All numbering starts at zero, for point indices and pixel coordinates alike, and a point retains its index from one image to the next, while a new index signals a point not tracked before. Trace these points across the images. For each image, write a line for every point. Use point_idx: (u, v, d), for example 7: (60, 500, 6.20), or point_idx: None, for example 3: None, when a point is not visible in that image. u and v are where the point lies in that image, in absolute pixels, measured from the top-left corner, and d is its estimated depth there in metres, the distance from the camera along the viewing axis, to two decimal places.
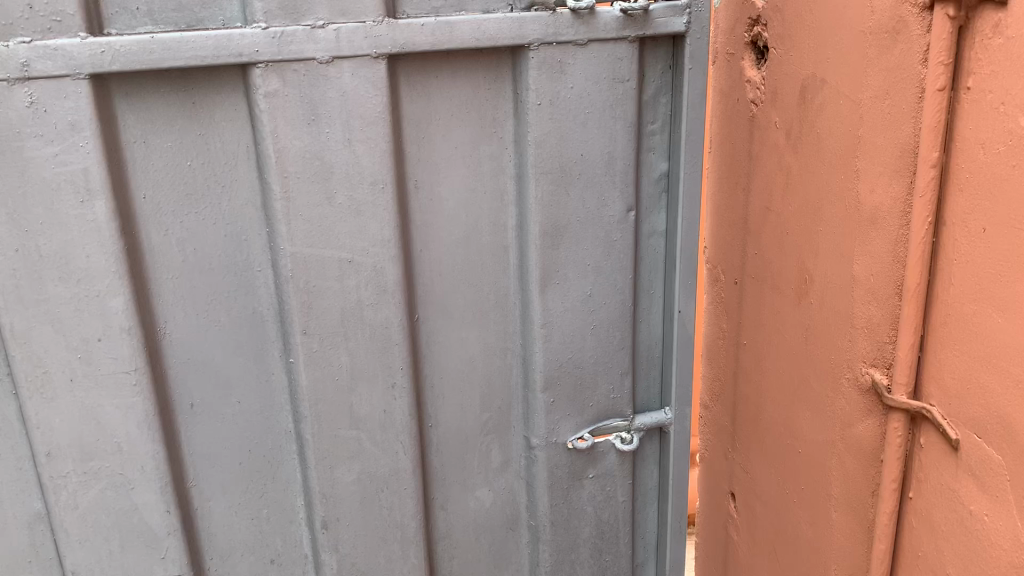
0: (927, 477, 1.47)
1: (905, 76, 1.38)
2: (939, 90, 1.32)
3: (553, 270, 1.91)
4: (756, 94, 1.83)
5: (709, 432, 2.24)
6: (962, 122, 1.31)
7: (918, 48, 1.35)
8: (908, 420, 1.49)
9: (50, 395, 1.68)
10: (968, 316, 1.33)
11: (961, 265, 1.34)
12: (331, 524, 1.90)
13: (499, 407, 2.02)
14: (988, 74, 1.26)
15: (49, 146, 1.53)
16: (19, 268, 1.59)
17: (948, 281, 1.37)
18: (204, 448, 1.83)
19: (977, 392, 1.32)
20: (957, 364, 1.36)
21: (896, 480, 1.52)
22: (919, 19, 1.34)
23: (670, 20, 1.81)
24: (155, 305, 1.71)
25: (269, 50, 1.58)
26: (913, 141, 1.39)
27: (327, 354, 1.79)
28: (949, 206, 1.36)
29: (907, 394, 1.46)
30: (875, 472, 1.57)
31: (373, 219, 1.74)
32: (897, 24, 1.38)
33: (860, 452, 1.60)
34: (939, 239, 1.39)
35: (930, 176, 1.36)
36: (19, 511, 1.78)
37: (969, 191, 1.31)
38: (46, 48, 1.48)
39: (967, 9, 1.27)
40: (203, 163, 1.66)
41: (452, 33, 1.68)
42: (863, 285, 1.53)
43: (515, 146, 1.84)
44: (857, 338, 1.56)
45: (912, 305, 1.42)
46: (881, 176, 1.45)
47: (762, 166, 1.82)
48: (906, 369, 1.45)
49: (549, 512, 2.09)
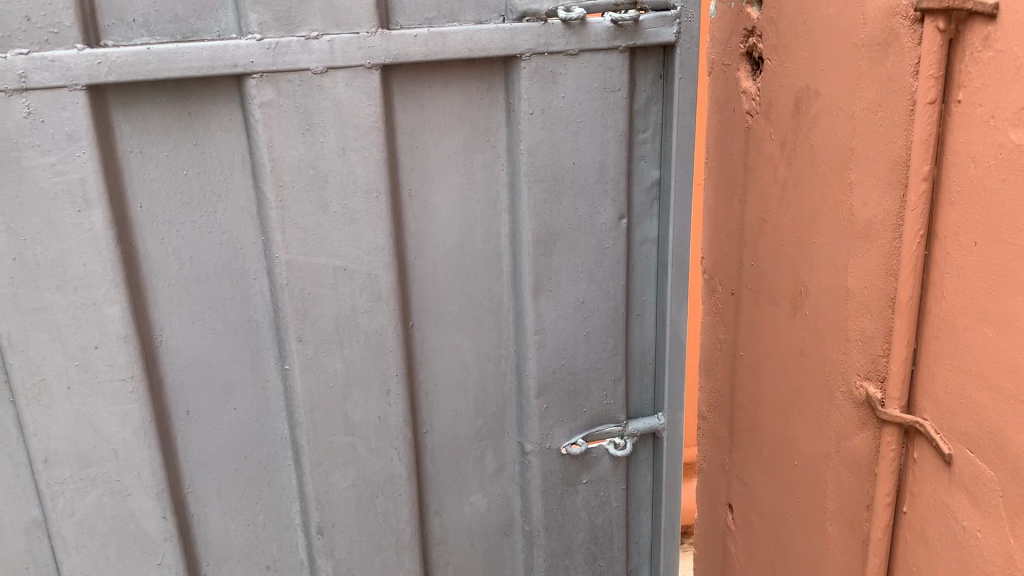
0: (921, 492, 1.40)
1: (896, 88, 1.32)
2: (930, 103, 1.26)
3: (547, 277, 1.85)
4: (752, 105, 1.77)
5: (709, 447, 2.14)
6: (952, 135, 1.26)
7: (908, 61, 1.29)
8: (901, 433, 1.42)
9: (47, 402, 1.63)
10: (960, 330, 1.27)
11: (952, 280, 1.28)
12: (327, 529, 1.86)
13: (493, 414, 1.96)
14: (978, 87, 1.20)
15: (47, 155, 1.50)
16: (17, 277, 1.55)
17: (941, 295, 1.31)
18: (201, 454, 1.78)
19: (969, 408, 1.27)
20: (950, 378, 1.30)
21: (891, 494, 1.45)
22: (910, 32, 1.29)
23: (660, 30, 1.76)
24: (151, 312, 1.67)
25: (264, 61, 1.56)
26: (905, 153, 1.33)
27: (321, 362, 1.76)
28: (940, 219, 1.30)
29: (900, 408, 1.39)
30: (870, 486, 1.50)
31: (367, 226, 1.70)
32: (888, 37, 1.33)
33: (855, 466, 1.53)
34: (931, 253, 1.33)
35: (922, 190, 1.30)
36: (16, 517, 1.71)
37: (960, 204, 1.25)
38: (44, 60, 1.45)
39: (957, 22, 1.22)
40: (199, 174, 1.63)
41: (445, 44, 1.65)
42: (857, 297, 1.47)
43: (508, 155, 1.79)
44: (851, 351, 1.50)
45: (905, 318, 1.35)
46: (874, 188, 1.40)
47: (758, 176, 1.75)
48: (899, 383, 1.38)
49: (543, 517, 2.01)
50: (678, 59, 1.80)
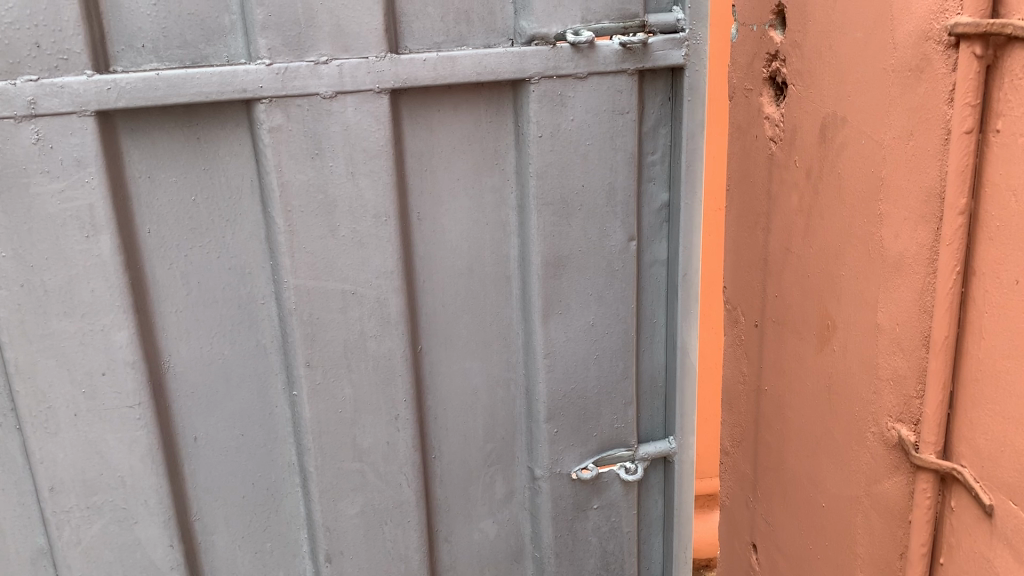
0: (959, 543, 1.24)
1: (929, 117, 1.19)
2: (967, 132, 1.13)
3: (556, 300, 1.84)
4: (775, 132, 1.59)
5: (725, 489, 1.98)
6: (990, 169, 1.13)
7: (943, 88, 1.16)
8: (937, 480, 1.26)
9: (54, 429, 1.62)
10: (1001, 372, 1.13)
11: (991, 317, 1.14)
12: (335, 557, 1.84)
13: (502, 438, 1.94)
14: (1019, 116, 1.07)
15: (55, 182, 1.50)
16: (24, 303, 1.54)
17: (978, 334, 1.17)
18: (209, 481, 1.76)
19: (1011, 454, 1.12)
20: (989, 422, 1.16)
21: (927, 544, 1.29)
22: (944, 57, 1.15)
23: (669, 52, 1.76)
24: (159, 338, 1.66)
25: (274, 86, 1.55)
26: (940, 184, 1.19)
27: (330, 388, 1.74)
28: (978, 255, 1.16)
29: (936, 453, 1.24)
30: (902, 533, 1.34)
31: (377, 250, 1.69)
32: (919, 62, 1.19)
33: (885, 512, 1.36)
34: (968, 290, 1.19)
35: (958, 224, 1.16)
36: (22, 546, 1.70)
37: (999, 239, 1.12)
38: (53, 86, 1.45)
39: (995, 48, 1.09)
40: (207, 199, 1.62)
41: (454, 67, 1.64)
42: (887, 334, 1.31)
43: (517, 178, 1.79)
44: (881, 390, 1.34)
45: (940, 359, 1.21)
46: (906, 221, 1.25)
47: (779, 206, 1.59)
48: (935, 426, 1.23)
49: (553, 544, 1.99)
50: (687, 82, 1.80)
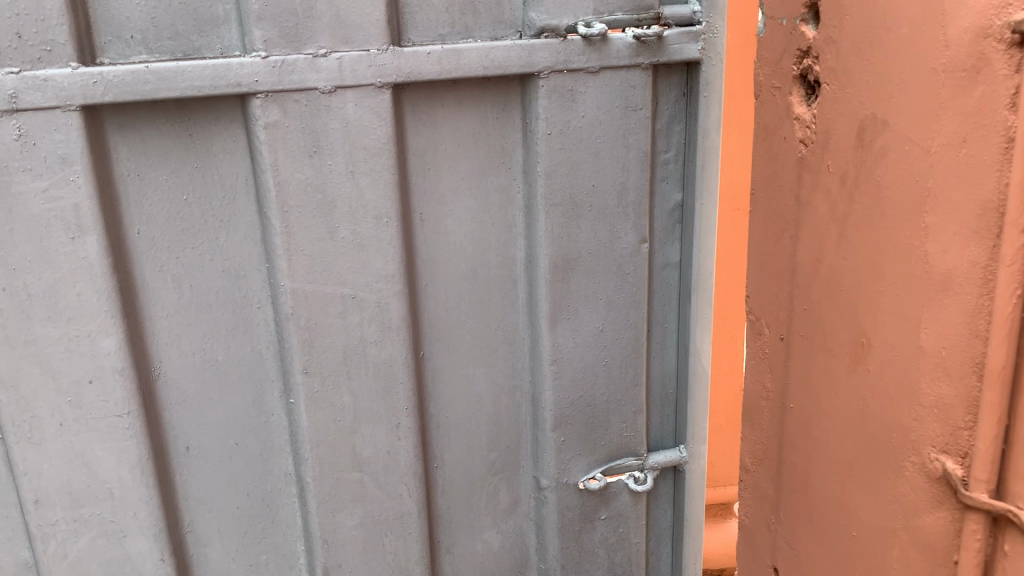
0: None
1: (983, 121, 0.91)
2: None
3: (564, 304, 1.76)
4: (806, 134, 1.27)
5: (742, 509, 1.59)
6: None
7: (1003, 92, 0.88)
8: (990, 522, 0.96)
9: (38, 440, 1.54)
10: None
11: None
12: (333, 570, 1.77)
13: (506, 447, 1.87)
14: None
15: (38, 180, 1.42)
16: (6, 309, 1.46)
17: None
18: (201, 492, 1.69)
19: None
20: None
21: None
22: (1005, 57, 0.87)
23: (684, 46, 1.68)
24: (149, 344, 1.58)
25: (270, 80, 1.47)
26: (999, 197, 0.90)
27: (328, 397, 1.66)
28: None
29: (989, 492, 0.94)
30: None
31: (378, 253, 1.61)
32: (976, 61, 0.91)
33: (927, 556, 1.06)
34: None
35: (1018, 242, 0.88)
36: (6, 559, 1.62)
37: None
38: (35, 79, 1.37)
39: None
40: (199, 198, 1.54)
41: (459, 61, 1.56)
42: (931, 358, 1.01)
43: (524, 177, 1.71)
44: (924, 418, 1.03)
45: (993, 394, 0.92)
46: (957, 232, 0.96)
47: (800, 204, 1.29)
48: (988, 464, 0.93)
49: (559, 555, 1.92)
50: (703, 77, 1.71)
